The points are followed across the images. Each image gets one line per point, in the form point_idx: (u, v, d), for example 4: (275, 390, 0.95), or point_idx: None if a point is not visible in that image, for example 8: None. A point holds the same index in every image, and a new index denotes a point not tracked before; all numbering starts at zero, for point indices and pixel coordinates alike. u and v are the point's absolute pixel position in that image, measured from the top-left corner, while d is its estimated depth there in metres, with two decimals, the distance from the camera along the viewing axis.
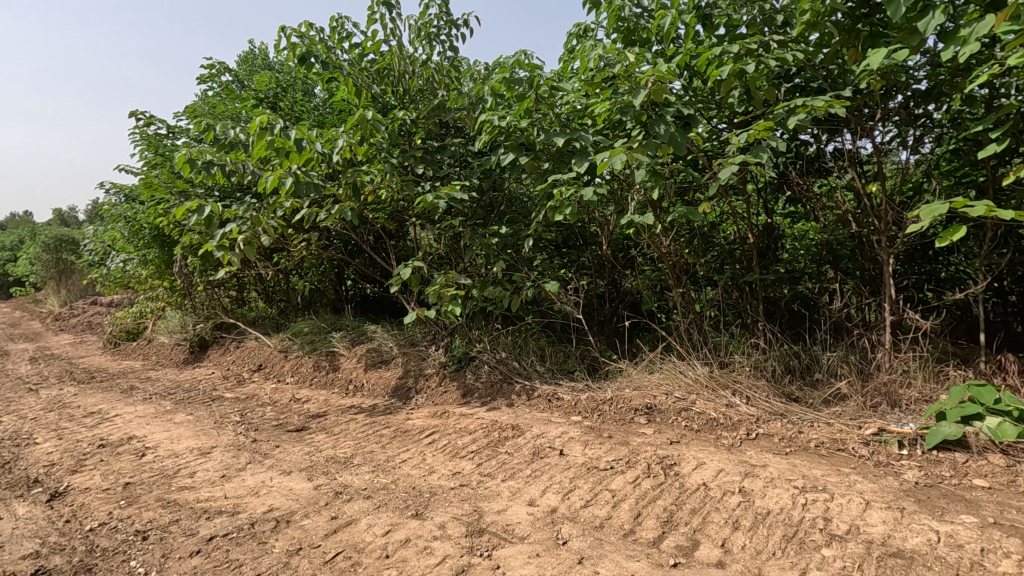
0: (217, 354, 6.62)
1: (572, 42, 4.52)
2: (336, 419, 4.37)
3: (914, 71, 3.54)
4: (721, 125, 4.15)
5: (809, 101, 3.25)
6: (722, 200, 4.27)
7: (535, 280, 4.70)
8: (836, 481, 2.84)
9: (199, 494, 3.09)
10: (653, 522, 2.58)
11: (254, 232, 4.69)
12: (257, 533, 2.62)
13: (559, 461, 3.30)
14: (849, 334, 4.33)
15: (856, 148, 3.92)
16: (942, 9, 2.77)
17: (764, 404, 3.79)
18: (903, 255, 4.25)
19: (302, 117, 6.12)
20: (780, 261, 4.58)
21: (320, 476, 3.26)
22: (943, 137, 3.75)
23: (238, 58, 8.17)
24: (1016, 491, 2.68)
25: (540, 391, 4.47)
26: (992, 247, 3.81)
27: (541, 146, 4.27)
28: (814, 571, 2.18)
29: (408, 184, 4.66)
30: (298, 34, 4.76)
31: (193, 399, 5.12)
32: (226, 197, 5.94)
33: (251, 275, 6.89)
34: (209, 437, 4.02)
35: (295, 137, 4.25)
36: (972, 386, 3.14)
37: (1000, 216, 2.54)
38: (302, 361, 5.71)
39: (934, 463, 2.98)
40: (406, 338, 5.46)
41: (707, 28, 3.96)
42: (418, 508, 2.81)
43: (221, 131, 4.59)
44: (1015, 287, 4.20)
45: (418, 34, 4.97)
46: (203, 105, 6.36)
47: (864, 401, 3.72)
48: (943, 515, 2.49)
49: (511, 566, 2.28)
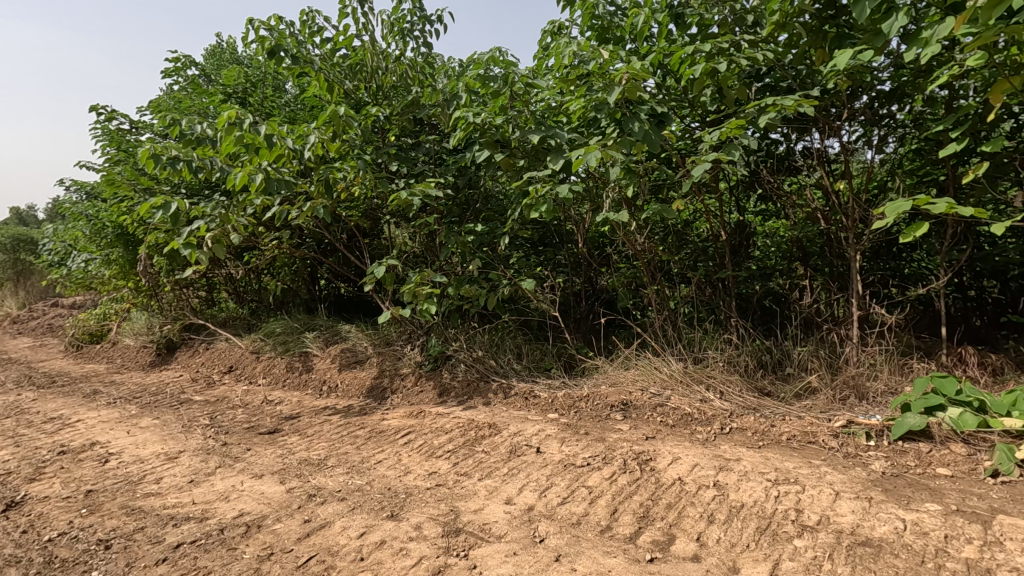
0: (185, 356, 6.44)
1: (546, 39, 4.52)
2: (310, 421, 4.29)
3: (878, 72, 3.63)
4: (694, 124, 4.20)
5: (779, 100, 3.31)
6: (695, 198, 4.34)
7: (510, 278, 4.61)
8: (808, 473, 2.89)
9: (166, 500, 2.99)
10: (629, 518, 2.59)
11: (222, 230, 4.57)
12: (226, 539, 2.54)
13: (536, 458, 3.29)
14: (819, 329, 4.41)
15: (824, 147, 4.01)
16: (905, 12, 2.84)
17: (737, 399, 3.84)
18: (869, 252, 4.35)
19: (273, 113, 6.00)
20: (751, 258, 4.62)
21: (294, 478, 3.20)
22: (906, 137, 3.87)
23: (205, 52, 7.96)
24: (977, 479, 2.77)
25: (517, 389, 4.46)
26: (952, 244, 3.94)
27: (516, 143, 4.26)
28: (786, 562, 2.21)
29: (382, 181, 4.59)
30: (267, 27, 4.64)
31: (160, 403, 4.96)
32: (194, 195, 5.79)
33: (221, 275, 6.74)
34: (177, 442, 3.90)
35: (265, 132, 4.16)
36: (935, 377, 3.26)
37: (960, 213, 2.67)
38: (274, 362, 5.60)
39: (899, 454, 3.06)
40: (381, 338, 5.39)
41: (680, 27, 3.98)
42: (393, 508, 2.78)
43: (187, 127, 4.48)
44: (974, 282, 4.38)
45: (391, 29, 4.90)
46: (168, 99, 6.17)
47: (833, 394, 3.81)
48: (908, 504, 2.56)
49: (488, 565, 2.26)
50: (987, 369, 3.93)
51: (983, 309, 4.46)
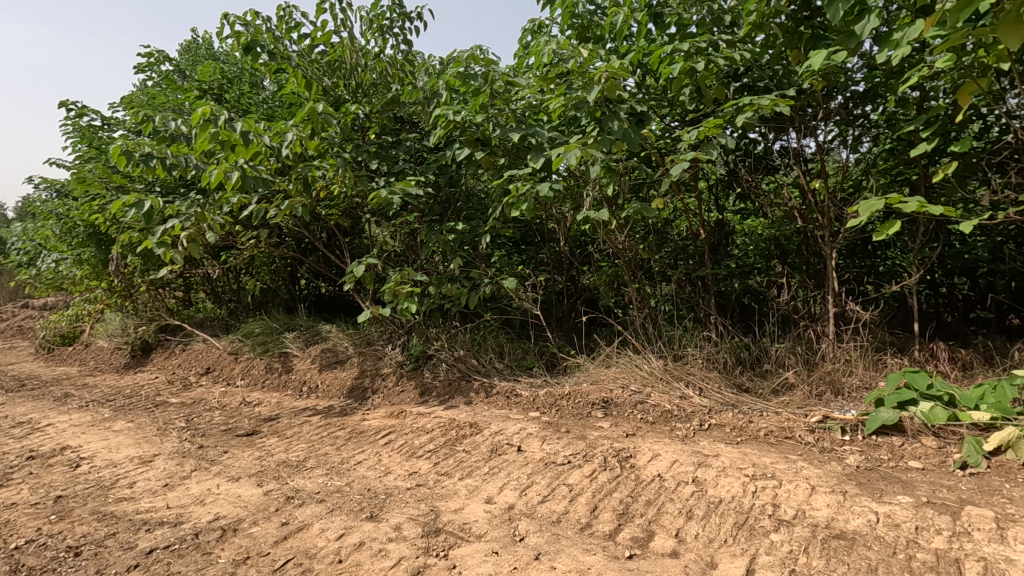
0: (161, 358, 6.30)
1: (527, 38, 4.51)
2: (289, 422, 4.23)
3: (852, 72, 3.69)
4: (674, 123, 4.22)
5: (756, 100, 3.35)
6: (676, 197, 4.38)
7: (492, 277, 4.60)
8: (785, 468, 2.94)
9: (139, 505, 2.92)
10: (609, 515, 2.60)
11: (198, 229, 4.48)
12: (201, 543, 2.50)
13: (517, 457, 3.29)
14: (796, 326, 4.47)
15: (801, 146, 4.07)
16: (876, 14, 2.90)
17: (715, 396, 3.87)
18: (844, 250, 4.43)
19: (250, 110, 5.93)
20: (730, 257, 4.68)
21: (271, 481, 3.14)
22: (879, 137, 3.92)
23: (180, 47, 7.83)
24: (946, 472, 2.84)
25: (499, 388, 4.45)
26: (923, 241, 4.03)
27: (497, 141, 4.26)
28: (763, 556, 2.24)
29: (362, 179, 4.54)
30: (243, 22, 4.56)
31: (134, 406, 4.85)
32: (169, 193, 5.69)
33: (199, 275, 6.62)
34: (151, 445, 3.82)
35: (241, 129, 4.09)
36: (908, 373, 3.31)
37: (931, 212, 2.73)
38: (253, 363, 5.52)
39: (873, 447, 3.12)
40: (362, 338, 5.34)
41: (658, 27, 4.01)
42: (373, 509, 2.75)
43: (161, 123, 4.35)
44: (945, 279, 4.48)
45: (370, 26, 4.85)
46: (141, 95, 6.04)
47: (810, 389, 3.87)
48: (882, 497, 2.61)
49: (468, 565, 2.25)
50: (957, 364, 4.03)
51: (953, 305, 4.58)
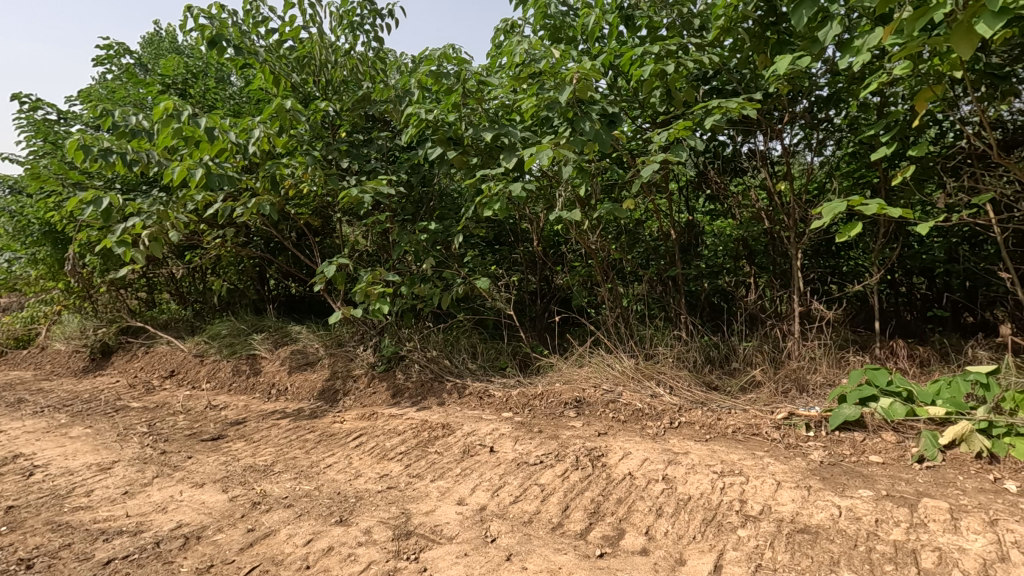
0: (122, 361, 6.08)
1: (500, 38, 4.51)
2: (257, 425, 4.13)
3: (816, 78, 3.79)
4: (645, 125, 4.27)
5: (724, 102, 3.40)
6: (647, 198, 4.44)
7: (465, 276, 4.57)
8: (752, 464, 2.99)
9: (97, 514, 2.81)
10: (581, 514, 2.61)
11: (161, 228, 4.34)
12: (162, 552, 2.42)
13: (489, 458, 3.28)
14: (763, 325, 4.57)
15: (767, 148, 4.17)
16: (839, 21, 3.00)
17: (685, 394, 3.93)
18: (810, 250, 4.54)
19: (216, 106, 5.77)
20: (700, 257, 4.75)
21: (236, 486, 3.06)
22: (843, 141, 4.03)
23: (142, 40, 7.61)
24: (905, 466, 2.94)
25: (471, 389, 4.43)
26: (884, 242, 4.17)
27: (469, 140, 4.25)
28: (730, 552, 2.27)
29: (332, 178, 4.46)
30: (207, 15, 4.43)
31: (93, 411, 4.67)
32: (130, 190, 5.52)
33: (162, 275, 6.42)
34: (111, 452, 3.68)
35: (206, 125, 3.95)
36: (869, 369, 3.38)
37: (890, 214, 2.80)
38: (219, 366, 5.37)
39: (836, 443, 3.20)
40: (333, 339, 5.26)
41: (630, 29, 4.04)
42: (342, 514, 2.70)
43: (121, 117, 4.14)
44: (905, 279, 4.64)
45: (340, 22, 4.77)
46: (100, 89, 5.82)
47: (776, 386, 3.96)
48: (844, 491, 2.68)
49: (439, 567, 2.24)
50: (915, 361, 4.17)
51: (912, 304, 4.74)
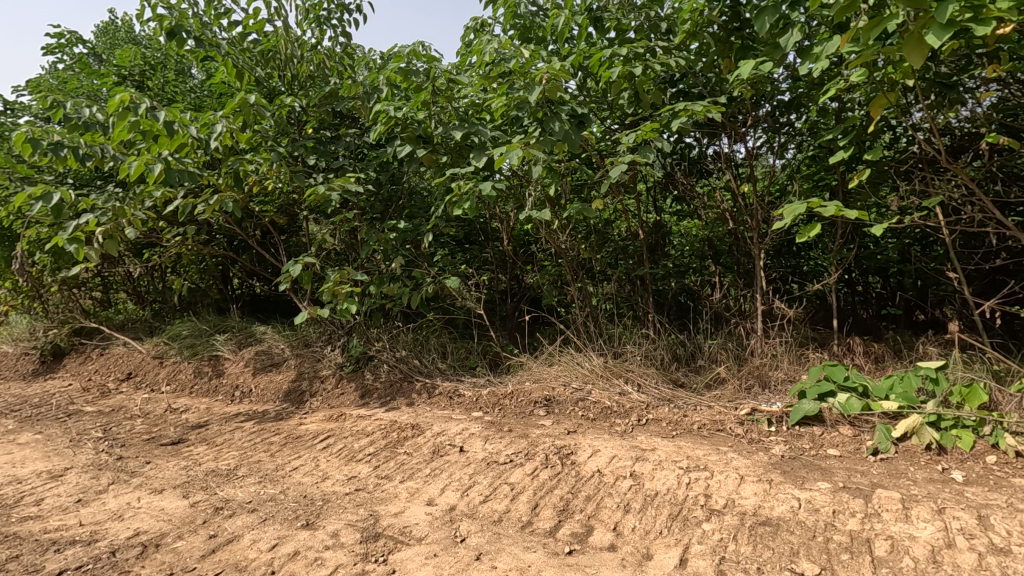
0: (75, 363, 5.82)
1: (469, 36, 4.49)
2: (219, 429, 4.02)
3: (778, 82, 3.90)
4: (614, 126, 4.31)
5: (690, 105, 3.47)
6: (615, 199, 4.51)
7: (434, 276, 4.53)
8: (716, 459, 3.07)
9: (47, 524, 2.69)
10: (550, 512, 2.63)
11: (116, 225, 4.16)
12: (118, 562, 2.33)
13: (459, 458, 3.27)
14: (728, 323, 4.69)
15: (732, 151, 4.26)
16: (799, 29, 3.10)
17: (653, 391, 4.00)
18: (772, 250, 4.67)
19: (176, 99, 5.59)
20: (667, 257, 4.84)
21: (198, 491, 2.97)
22: (803, 144, 4.15)
23: (96, 29, 7.33)
24: (860, 458, 3.06)
25: (441, 389, 4.41)
26: (841, 243, 4.32)
27: (439, 139, 4.22)
28: (694, 545, 2.32)
29: (298, 175, 4.37)
30: (166, 5, 4.28)
31: (43, 416, 4.46)
32: (83, 186, 5.30)
33: (119, 274, 6.18)
34: (62, 458, 3.53)
35: (165, 119, 3.82)
36: (827, 367, 3.50)
37: (847, 216, 2.90)
38: (180, 368, 5.20)
39: (796, 437, 3.31)
40: (299, 339, 5.16)
41: (599, 30, 4.08)
42: (309, 517, 2.65)
43: (72, 110, 3.96)
44: (861, 279, 4.82)
45: (306, 16, 4.68)
46: (50, 78, 5.56)
47: (740, 383, 4.07)
48: (803, 484, 2.77)
49: (408, 569, 2.22)
50: (870, 357, 4.33)
51: (868, 303, 4.93)
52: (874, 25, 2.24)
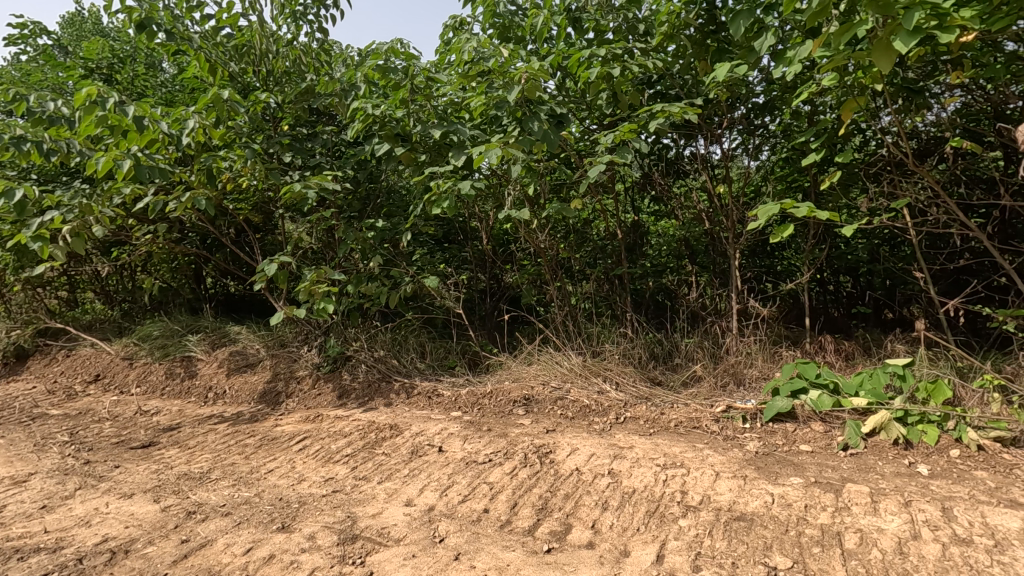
0: (40, 365, 5.63)
1: (448, 35, 4.47)
2: (192, 431, 3.93)
3: (753, 85, 3.98)
4: (592, 126, 4.34)
5: (667, 106, 3.50)
6: (594, 199, 4.55)
7: (413, 275, 4.50)
8: (692, 456, 3.11)
9: (10, 531, 2.59)
10: (529, 511, 2.64)
11: (83, 222, 4.04)
12: (86, 569, 2.27)
13: (437, 458, 3.25)
14: (704, 322, 4.76)
15: (708, 152, 4.33)
16: (773, 32, 3.16)
17: (630, 390, 4.04)
18: (747, 250, 4.75)
19: (146, 94, 5.45)
20: (645, 256, 4.89)
21: (169, 496, 2.91)
22: (777, 146, 4.23)
23: (62, 20, 7.09)
24: (831, 454, 3.14)
25: (420, 389, 4.39)
26: (813, 243, 4.43)
27: (417, 137, 4.20)
28: (671, 541, 2.36)
29: (274, 172, 4.29)
30: None
31: (6, 420, 4.31)
32: (48, 182, 5.12)
33: (86, 273, 6.00)
34: (26, 463, 3.41)
35: (135, 114, 3.72)
36: (799, 364, 3.59)
37: (819, 217, 2.96)
38: (150, 369, 5.07)
39: (770, 434, 3.38)
40: (275, 339, 5.08)
41: (578, 31, 4.10)
42: (285, 520, 2.61)
43: (36, 103, 3.83)
44: (832, 278, 4.95)
45: (282, 11, 4.61)
46: (12, 71, 5.36)
47: (715, 381, 4.14)
48: (777, 479, 2.83)
49: (386, 570, 2.20)
50: (841, 355, 4.44)
51: (839, 302, 5.07)
52: (844, 31, 2.30)
